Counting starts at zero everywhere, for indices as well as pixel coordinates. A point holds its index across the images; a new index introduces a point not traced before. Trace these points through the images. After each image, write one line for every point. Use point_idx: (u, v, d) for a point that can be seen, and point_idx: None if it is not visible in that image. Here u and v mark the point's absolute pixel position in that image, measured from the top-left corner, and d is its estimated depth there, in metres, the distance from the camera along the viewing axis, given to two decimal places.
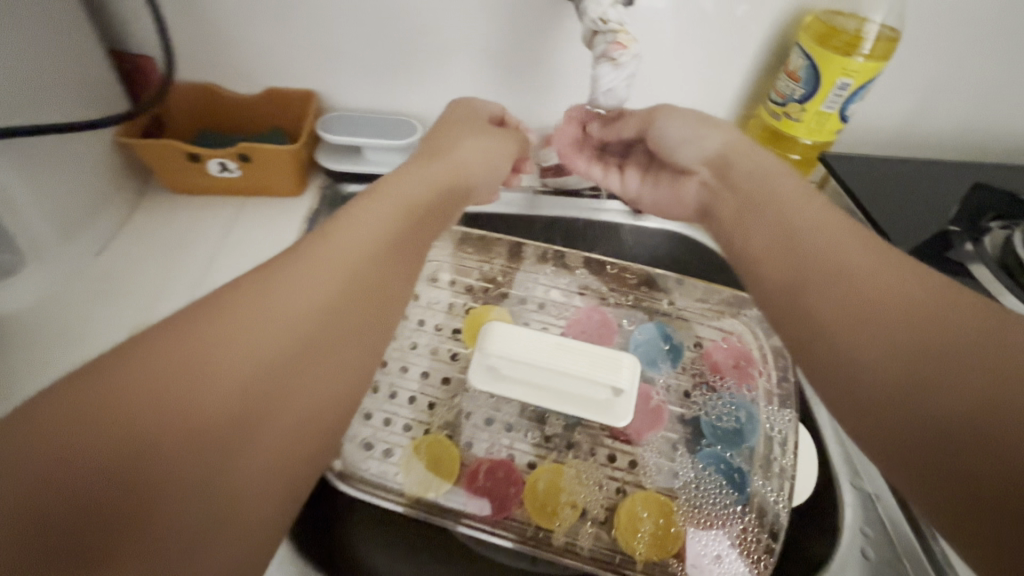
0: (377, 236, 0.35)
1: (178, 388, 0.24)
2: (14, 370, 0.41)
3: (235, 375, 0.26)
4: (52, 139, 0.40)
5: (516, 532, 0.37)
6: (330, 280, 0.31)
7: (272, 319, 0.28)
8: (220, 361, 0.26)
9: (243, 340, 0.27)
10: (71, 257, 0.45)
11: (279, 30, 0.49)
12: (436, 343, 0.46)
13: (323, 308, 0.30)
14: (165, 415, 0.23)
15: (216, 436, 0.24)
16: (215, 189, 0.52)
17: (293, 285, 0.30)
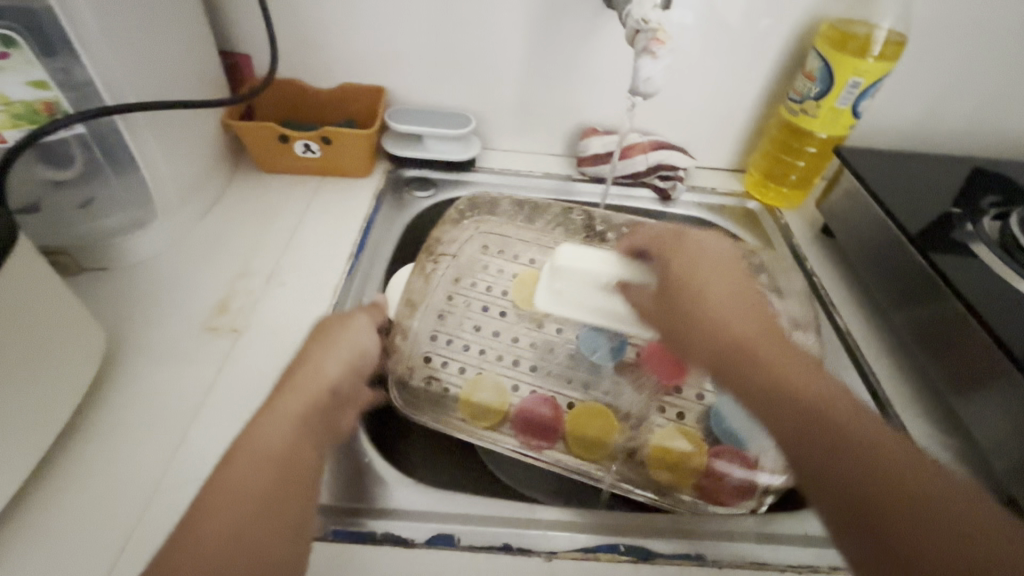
0: (335, 369, 0.36)
1: (223, 515, 0.27)
2: (134, 307, 0.47)
3: (258, 466, 0.29)
4: (179, 113, 0.48)
5: (560, 460, 0.44)
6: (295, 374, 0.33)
7: (278, 429, 0.31)
8: (247, 473, 0.29)
9: (268, 434, 0.31)
10: (182, 217, 0.52)
11: (361, 34, 0.58)
12: (489, 301, 0.52)
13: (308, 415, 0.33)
14: (239, 491, 0.28)
15: (258, 518, 0.28)
16: (297, 168, 0.60)
17: (283, 405, 0.33)
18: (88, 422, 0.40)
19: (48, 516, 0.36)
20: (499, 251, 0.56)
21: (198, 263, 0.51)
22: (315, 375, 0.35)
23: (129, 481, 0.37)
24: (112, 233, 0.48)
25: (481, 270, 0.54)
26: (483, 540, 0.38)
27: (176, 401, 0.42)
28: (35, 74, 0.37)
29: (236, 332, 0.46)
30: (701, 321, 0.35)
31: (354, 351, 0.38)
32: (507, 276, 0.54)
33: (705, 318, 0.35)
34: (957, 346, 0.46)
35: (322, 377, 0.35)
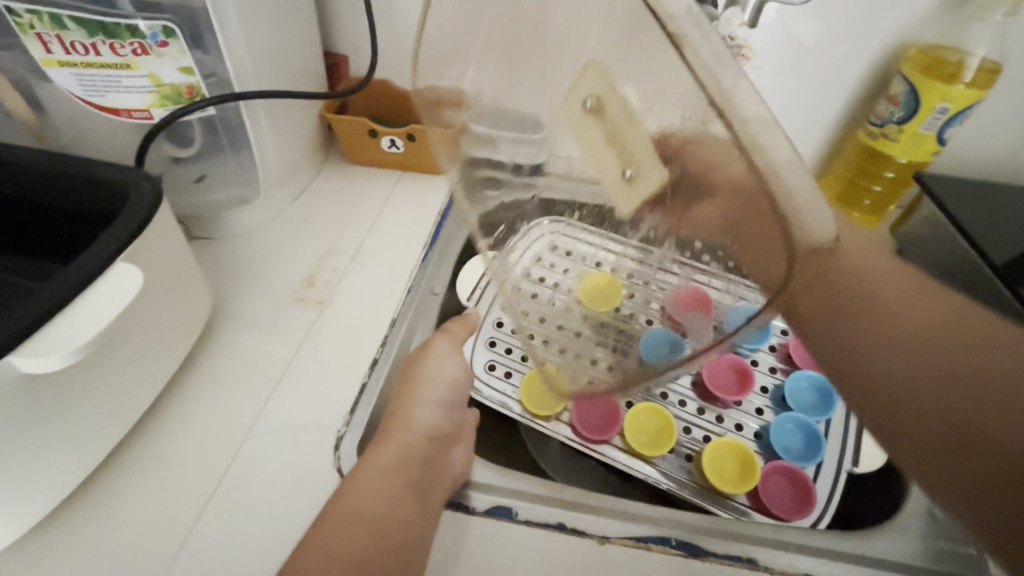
0: (422, 414, 0.42)
1: (331, 546, 0.33)
2: (235, 274, 0.52)
3: (362, 512, 0.35)
4: (283, 102, 0.53)
5: (614, 454, 0.47)
6: (399, 440, 0.40)
7: (381, 475, 0.37)
8: (359, 517, 0.35)
9: (373, 478, 0.37)
10: (282, 198, 0.58)
11: None
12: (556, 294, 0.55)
13: (409, 461, 0.39)
14: (341, 532, 0.34)
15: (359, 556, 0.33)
16: (381, 160, 0.65)
17: (383, 451, 0.39)
18: (192, 370, 0.45)
19: (155, 449, 0.40)
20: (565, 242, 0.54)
21: (290, 239, 0.56)
22: (404, 423, 0.41)
23: (223, 426, 0.41)
24: (223, 206, 0.54)
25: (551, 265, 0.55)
26: (538, 516, 0.38)
27: (266, 360, 0.46)
28: (184, 61, 0.42)
29: (321, 304, 0.50)
30: (888, 317, 0.40)
31: (438, 395, 0.43)
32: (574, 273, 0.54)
33: (890, 305, 0.39)
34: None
35: (414, 429, 0.41)
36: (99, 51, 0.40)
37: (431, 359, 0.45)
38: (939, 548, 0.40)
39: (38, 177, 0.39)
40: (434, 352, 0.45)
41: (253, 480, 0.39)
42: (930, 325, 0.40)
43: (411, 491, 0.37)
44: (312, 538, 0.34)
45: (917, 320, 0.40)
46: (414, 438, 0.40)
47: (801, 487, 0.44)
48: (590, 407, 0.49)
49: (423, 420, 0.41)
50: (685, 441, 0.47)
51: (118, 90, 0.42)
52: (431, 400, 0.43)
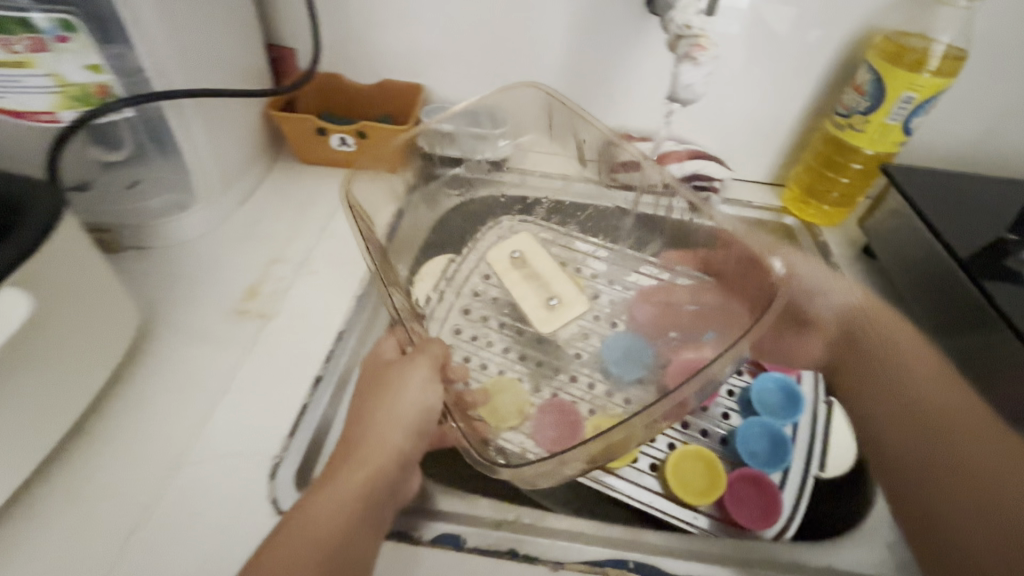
0: (386, 438, 0.36)
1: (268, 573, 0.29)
2: (172, 286, 0.49)
3: (310, 534, 0.31)
4: (218, 101, 0.49)
5: None
6: (367, 450, 0.35)
7: (337, 498, 0.33)
8: (307, 540, 0.31)
9: (328, 500, 0.33)
10: (225, 202, 0.54)
11: (403, 31, 0.58)
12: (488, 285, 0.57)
13: (370, 479, 0.34)
14: (285, 556, 0.30)
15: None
16: (333, 159, 0.61)
17: (342, 473, 0.34)
18: (117, 395, 0.41)
19: (78, 483, 0.37)
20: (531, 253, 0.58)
21: (231, 248, 0.52)
22: (370, 441, 0.35)
23: (153, 456, 0.38)
24: (154, 214, 0.50)
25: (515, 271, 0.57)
26: (490, 544, 0.36)
27: (203, 380, 0.43)
28: (91, 58, 0.38)
29: (263, 318, 0.47)
30: (889, 387, 0.42)
31: (410, 418, 0.36)
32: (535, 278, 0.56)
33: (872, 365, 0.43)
34: (1003, 378, 0.43)
35: (383, 442, 0.35)
36: None
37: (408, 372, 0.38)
38: (906, 556, 0.38)
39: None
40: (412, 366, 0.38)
41: (180, 517, 0.36)
42: (951, 411, 0.39)
43: (366, 512, 0.33)
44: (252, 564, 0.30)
45: (913, 386, 0.41)
46: (381, 451, 0.35)
47: (768, 495, 0.42)
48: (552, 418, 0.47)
49: (395, 435, 0.36)
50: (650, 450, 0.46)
51: (17, 90, 0.38)
52: (400, 419, 0.36)
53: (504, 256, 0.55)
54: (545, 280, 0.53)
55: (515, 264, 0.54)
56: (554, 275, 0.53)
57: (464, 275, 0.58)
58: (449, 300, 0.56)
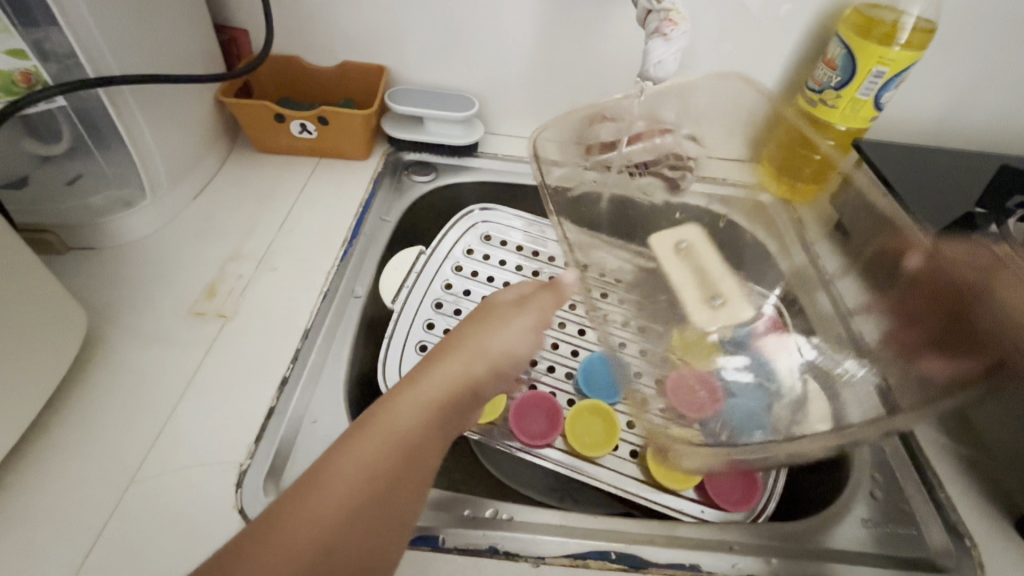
0: (473, 362, 0.35)
1: (326, 485, 0.28)
2: (123, 287, 0.46)
3: (377, 447, 0.30)
4: (163, 88, 0.46)
5: (557, 457, 0.44)
6: (449, 371, 0.34)
7: (413, 405, 0.32)
8: (375, 447, 0.30)
9: (405, 404, 0.32)
10: (177, 195, 0.51)
11: (361, 9, 0.55)
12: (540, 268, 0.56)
13: (446, 402, 0.33)
14: (347, 468, 0.29)
15: (365, 497, 0.29)
16: (294, 147, 0.58)
17: (423, 383, 0.33)
18: (69, 405, 0.39)
19: (27, 499, 0.35)
20: (500, 241, 0.58)
21: (187, 245, 0.50)
22: (456, 361, 0.34)
23: (108, 469, 0.36)
24: (100, 211, 0.47)
25: (484, 260, 0.56)
26: (469, 543, 0.35)
27: (161, 385, 0.41)
28: (11, 43, 0.35)
29: (223, 317, 0.45)
30: None
31: (499, 350, 0.36)
32: (510, 268, 0.56)
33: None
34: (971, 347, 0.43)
35: (465, 367, 0.34)
36: None
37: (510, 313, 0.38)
38: (880, 529, 0.39)
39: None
40: (503, 307, 0.39)
41: (142, 530, 0.34)
42: None
43: (437, 434, 0.32)
44: (308, 477, 0.29)
45: None
46: (465, 377, 0.34)
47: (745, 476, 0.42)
48: (531, 410, 0.46)
49: (478, 364, 0.35)
50: (628, 435, 0.45)
51: None
52: (490, 350, 0.36)
53: (670, 243, 0.54)
54: (708, 276, 0.53)
55: (680, 252, 0.54)
56: (715, 272, 0.54)
57: (433, 269, 0.55)
58: (420, 293, 0.52)
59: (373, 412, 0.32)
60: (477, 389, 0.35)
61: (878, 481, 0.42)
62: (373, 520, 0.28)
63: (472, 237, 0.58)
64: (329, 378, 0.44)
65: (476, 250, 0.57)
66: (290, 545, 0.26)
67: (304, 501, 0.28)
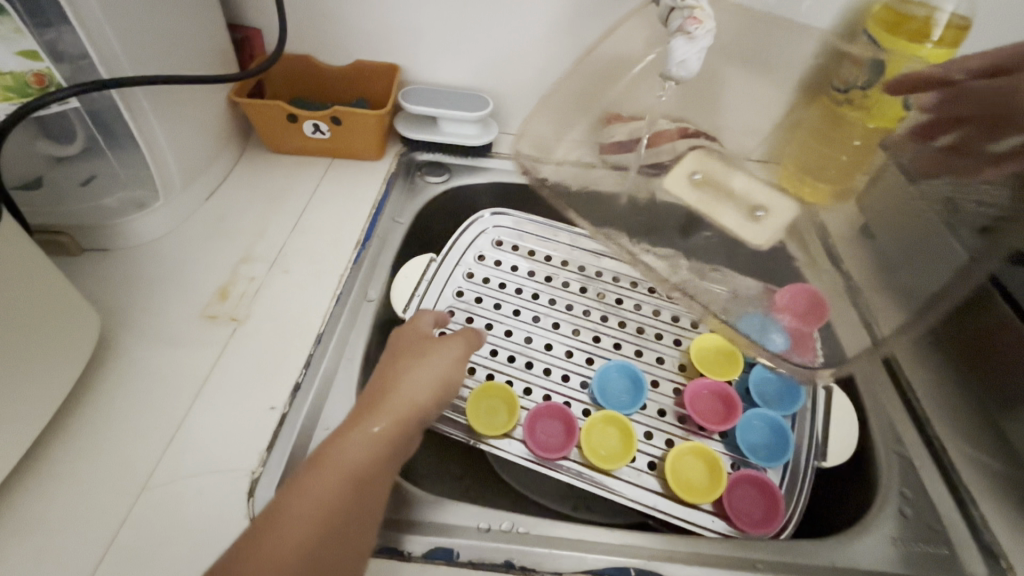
0: (415, 393, 0.36)
1: (284, 522, 0.28)
2: (135, 290, 0.46)
3: (331, 480, 0.30)
4: (176, 89, 0.46)
5: (572, 471, 0.43)
6: (391, 403, 0.35)
7: (363, 437, 0.33)
8: (329, 480, 0.30)
9: (349, 443, 0.32)
10: (190, 196, 0.51)
11: (376, 8, 0.54)
12: (554, 273, 0.55)
13: (393, 431, 0.34)
14: (303, 503, 0.29)
15: (324, 529, 0.28)
16: (307, 148, 0.57)
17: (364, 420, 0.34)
18: (81, 409, 0.39)
19: (39, 504, 0.35)
20: (512, 246, 0.57)
21: (200, 247, 0.49)
22: (396, 394, 0.36)
23: (120, 475, 0.36)
24: (113, 213, 0.47)
25: (496, 265, 0.55)
26: (484, 556, 0.35)
27: (173, 390, 0.40)
28: (24, 44, 0.35)
29: (235, 322, 0.44)
30: None
31: (434, 382, 0.38)
32: (522, 274, 0.55)
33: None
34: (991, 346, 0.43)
35: (404, 396, 0.36)
36: None
37: (434, 346, 0.40)
38: (910, 549, 0.38)
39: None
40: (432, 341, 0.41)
41: (153, 538, 0.34)
42: None
43: (386, 463, 0.33)
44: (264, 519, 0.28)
45: None
46: (408, 405, 0.35)
47: (767, 493, 0.41)
48: (545, 422, 0.44)
49: (416, 392, 0.36)
50: (647, 447, 0.44)
51: None
52: (424, 383, 0.37)
53: (684, 176, 0.56)
54: (739, 195, 0.56)
55: (694, 183, 0.56)
56: (756, 188, 0.57)
57: (445, 275, 0.53)
58: (432, 300, 0.51)
59: (323, 448, 0.32)
60: (419, 417, 0.36)
61: (908, 499, 0.40)
62: (334, 553, 0.28)
63: (485, 243, 0.57)
64: (342, 383, 0.43)
65: (487, 255, 0.56)
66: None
67: (261, 543, 0.27)
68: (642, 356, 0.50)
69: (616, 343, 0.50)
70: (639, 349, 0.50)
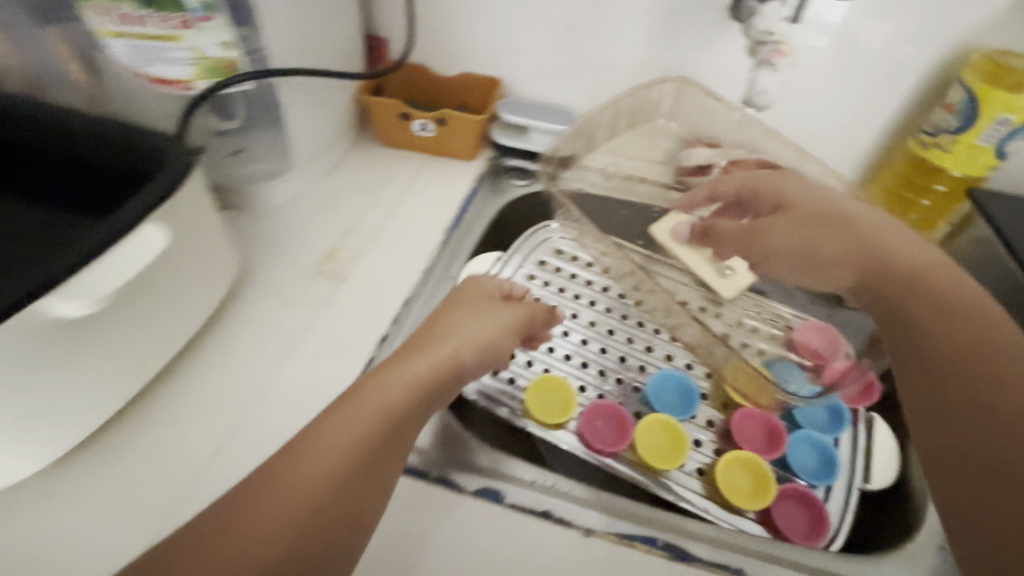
0: (476, 340, 0.40)
1: (346, 423, 0.32)
2: (263, 244, 0.54)
3: (389, 396, 0.34)
4: (315, 80, 0.54)
5: (623, 466, 0.45)
6: (453, 341, 0.39)
7: (425, 366, 0.37)
8: (389, 395, 0.34)
9: (413, 367, 0.36)
10: (314, 173, 0.60)
11: (488, 27, 0.62)
12: (608, 283, 0.58)
13: (451, 366, 0.38)
14: (365, 410, 0.33)
15: (381, 435, 0.33)
16: (411, 145, 0.65)
17: (427, 351, 0.38)
18: (214, 332, 0.47)
19: (177, 399, 0.43)
20: (571, 256, 0.61)
21: (316, 215, 0.58)
22: (460, 337, 0.40)
23: (239, 387, 0.44)
24: (254, 179, 0.56)
25: (557, 271, 0.60)
26: (526, 502, 0.39)
27: (285, 327, 0.48)
28: (225, 36, 0.44)
29: (338, 280, 0.52)
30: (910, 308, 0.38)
31: (492, 335, 0.41)
32: (581, 282, 0.59)
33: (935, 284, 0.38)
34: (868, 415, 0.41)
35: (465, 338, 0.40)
36: (147, 23, 0.41)
37: (491, 308, 0.43)
38: None
39: (74, 140, 0.42)
40: (495, 297, 0.44)
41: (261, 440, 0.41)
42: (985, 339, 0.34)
43: (439, 392, 0.37)
44: (327, 417, 0.33)
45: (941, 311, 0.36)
46: (470, 349, 0.39)
47: (814, 510, 0.42)
48: (599, 419, 0.47)
49: (474, 341, 0.40)
50: (696, 454, 0.47)
51: (164, 61, 0.44)
52: (486, 334, 0.41)
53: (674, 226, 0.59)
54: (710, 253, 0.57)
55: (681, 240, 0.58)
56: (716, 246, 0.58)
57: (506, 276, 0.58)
58: None
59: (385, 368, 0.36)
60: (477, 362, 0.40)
61: None
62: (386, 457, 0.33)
63: (546, 250, 0.61)
64: None
65: (548, 262, 0.60)
66: (315, 470, 0.30)
67: (326, 437, 0.31)
68: (692, 369, 0.52)
69: (668, 354, 0.53)
70: (690, 362, 0.53)
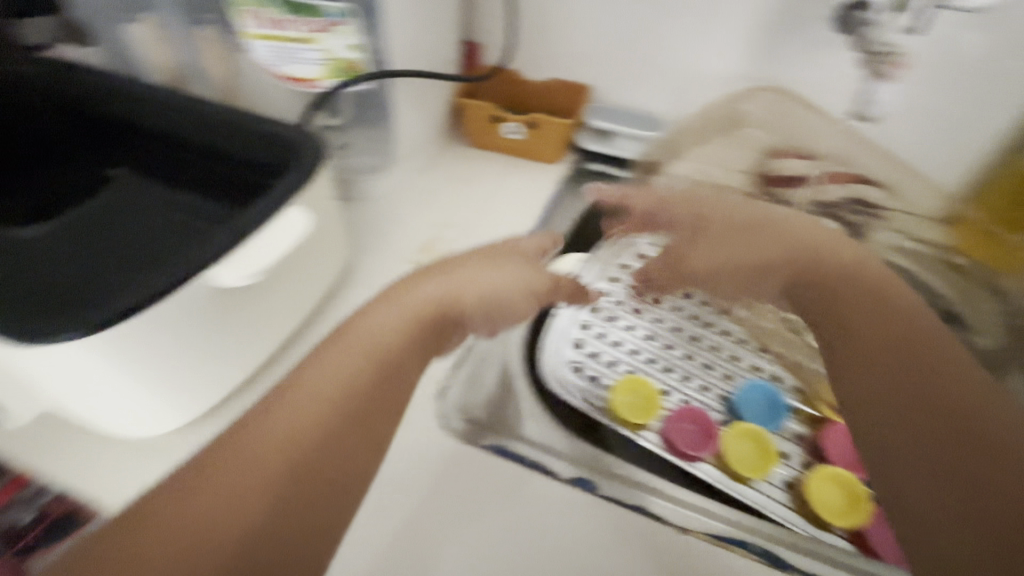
0: (473, 284, 0.38)
1: (330, 365, 0.32)
2: (364, 234, 0.58)
3: (371, 337, 0.34)
4: (421, 81, 0.58)
5: (707, 471, 0.45)
6: (443, 284, 0.38)
7: (414, 306, 0.36)
8: (374, 334, 0.34)
9: (398, 306, 0.36)
10: (411, 170, 0.63)
11: (583, 33, 0.63)
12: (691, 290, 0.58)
13: (440, 308, 0.37)
14: (349, 352, 0.33)
15: (366, 377, 0.32)
16: (500, 148, 0.68)
17: (412, 291, 0.37)
18: (323, 312, 0.51)
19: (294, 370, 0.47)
20: None
21: (412, 208, 0.61)
22: (449, 278, 0.38)
23: None
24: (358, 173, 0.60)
25: None
26: (619, 494, 0.42)
27: None
28: (355, 39, 0.47)
29: None
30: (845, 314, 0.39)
31: (499, 281, 0.39)
32: None
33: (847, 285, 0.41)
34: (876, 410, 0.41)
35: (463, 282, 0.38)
36: (285, 27, 0.46)
37: (502, 261, 0.41)
38: None
39: (218, 129, 0.47)
40: (503, 246, 0.43)
41: None
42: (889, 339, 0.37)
43: (431, 330, 0.36)
44: (314, 359, 0.33)
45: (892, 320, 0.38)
46: (468, 293, 0.38)
47: None
48: (683, 423, 0.48)
49: (474, 285, 0.38)
50: (784, 466, 0.46)
51: (298, 61, 0.48)
52: (487, 278, 0.39)
53: None
54: None
55: None
56: None
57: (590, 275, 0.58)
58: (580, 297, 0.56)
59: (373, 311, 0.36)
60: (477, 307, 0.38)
61: None
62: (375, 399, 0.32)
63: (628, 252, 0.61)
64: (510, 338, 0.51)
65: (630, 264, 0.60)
66: (296, 409, 0.30)
67: (311, 381, 0.31)
68: (779, 381, 0.51)
69: (754, 364, 0.53)
70: (776, 374, 0.52)
